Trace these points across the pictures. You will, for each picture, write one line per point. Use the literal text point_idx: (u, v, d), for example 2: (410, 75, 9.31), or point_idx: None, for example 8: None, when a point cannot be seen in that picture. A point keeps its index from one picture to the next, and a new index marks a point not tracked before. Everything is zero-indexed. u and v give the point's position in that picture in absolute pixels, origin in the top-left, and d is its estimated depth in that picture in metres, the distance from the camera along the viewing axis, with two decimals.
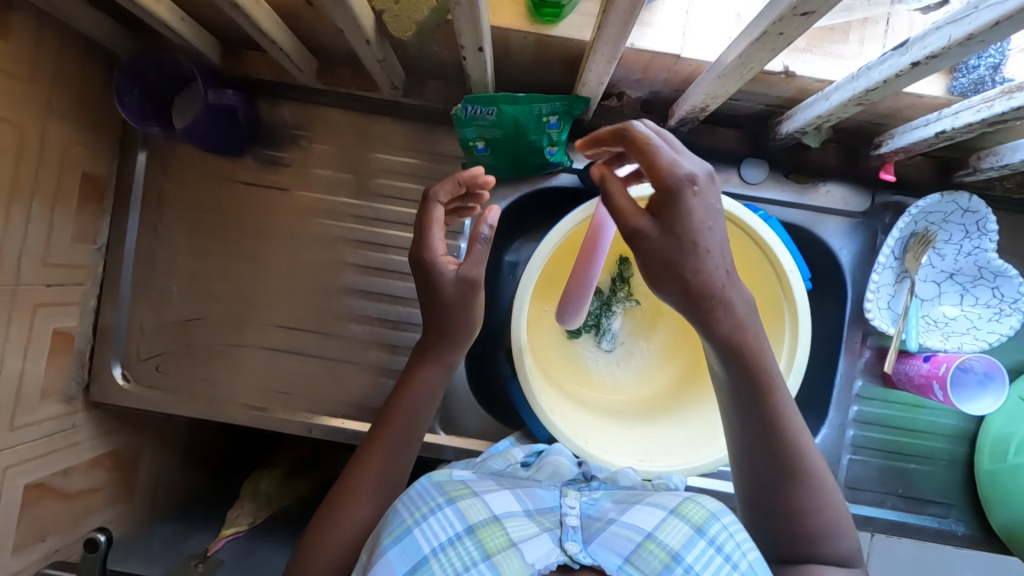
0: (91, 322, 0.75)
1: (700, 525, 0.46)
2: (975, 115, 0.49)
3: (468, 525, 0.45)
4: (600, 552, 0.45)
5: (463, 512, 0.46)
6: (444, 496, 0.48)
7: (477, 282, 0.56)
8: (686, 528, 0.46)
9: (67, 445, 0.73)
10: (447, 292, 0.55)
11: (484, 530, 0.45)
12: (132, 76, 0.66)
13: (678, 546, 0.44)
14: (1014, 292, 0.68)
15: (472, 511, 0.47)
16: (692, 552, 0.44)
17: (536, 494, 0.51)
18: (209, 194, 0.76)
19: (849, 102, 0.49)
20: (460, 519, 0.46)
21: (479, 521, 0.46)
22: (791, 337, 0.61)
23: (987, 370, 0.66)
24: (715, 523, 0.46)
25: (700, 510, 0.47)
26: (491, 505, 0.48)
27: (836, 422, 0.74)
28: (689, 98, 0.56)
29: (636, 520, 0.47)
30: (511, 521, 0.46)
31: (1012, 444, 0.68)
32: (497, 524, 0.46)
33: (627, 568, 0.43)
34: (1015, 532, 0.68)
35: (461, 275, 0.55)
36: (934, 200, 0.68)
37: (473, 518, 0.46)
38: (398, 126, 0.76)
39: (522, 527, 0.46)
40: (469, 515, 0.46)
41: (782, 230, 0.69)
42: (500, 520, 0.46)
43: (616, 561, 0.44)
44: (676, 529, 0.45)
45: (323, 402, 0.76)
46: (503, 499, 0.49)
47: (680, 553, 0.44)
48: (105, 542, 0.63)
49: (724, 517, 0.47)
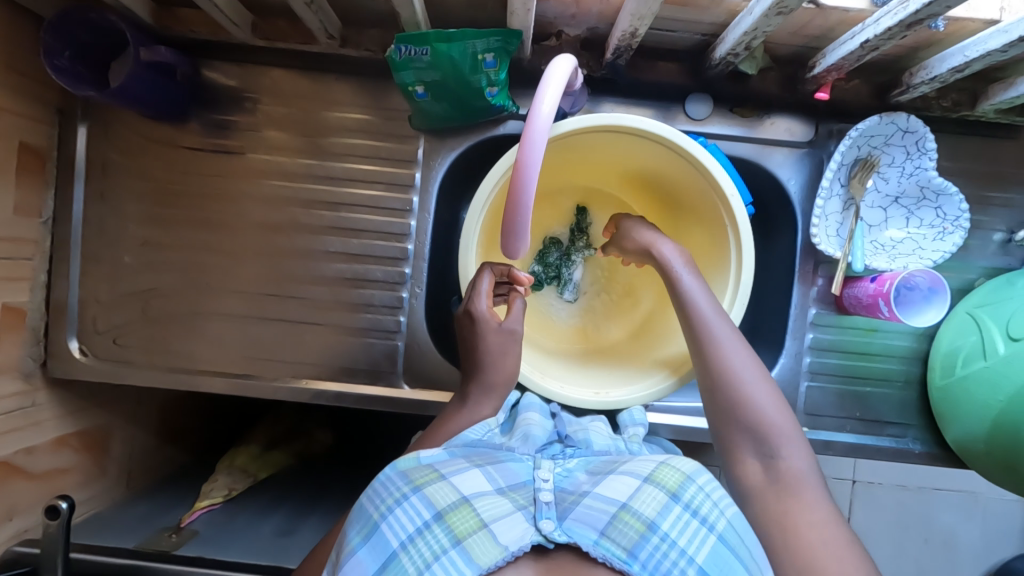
0: (44, 298, 0.74)
1: (676, 491, 0.48)
2: (893, 18, 0.50)
3: (437, 511, 0.46)
4: (576, 527, 0.45)
5: (430, 498, 0.47)
6: (410, 485, 0.48)
7: (516, 334, 0.64)
8: (662, 495, 0.47)
9: (31, 422, 0.72)
10: (491, 338, 0.63)
11: (453, 514, 0.45)
12: (61, 36, 0.64)
13: (654, 515, 0.46)
14: (955, 210, 0.70)
15: (440, 495, 0.47)
16: (667, 519, 0.46)
17: (508, 470, 0.51)
18: (155, 161, 0.76)
19: (769, 12, 0.50)
20: (428, 506, 0.46)
21: (447, 505, 0.46)
22: (736, 262, 0.64)
23: (931, 285, 0.67)
24: (691, 487, 0.49)
25: (675, 474, 0.49)
26: (460, 487, 0.48)
27: (792, 351, 0.76)
28: (619, 24, 0.57)
29: (610, 492, 0.48)
30: (481, 501, 0.46)
31: (960, 357, 0.69)
32: (467, 507, 0.46)
33: (603, 542, 0.44)
34: (967, 446, 0.70)
35: (506, 326, 0.63)
36: (873, 122, 0.69)
37: (441, 504, 0.46)
38: (341, 81, 0.75)
39: (493, 507, 0.46)
40: (437, 501, 0.47)
41: (726, 161, 0.70)
42: (470, 502, 0.46)
43: (593, 536, 0.44)
44: (652, 498, 0.47)
45: (285, 364, 0.76)
46: (474, 480, 0.49)
47: (656, 521, 0.45)
48: (67, 508, 0.62)
49: (699, 479, 0.50)
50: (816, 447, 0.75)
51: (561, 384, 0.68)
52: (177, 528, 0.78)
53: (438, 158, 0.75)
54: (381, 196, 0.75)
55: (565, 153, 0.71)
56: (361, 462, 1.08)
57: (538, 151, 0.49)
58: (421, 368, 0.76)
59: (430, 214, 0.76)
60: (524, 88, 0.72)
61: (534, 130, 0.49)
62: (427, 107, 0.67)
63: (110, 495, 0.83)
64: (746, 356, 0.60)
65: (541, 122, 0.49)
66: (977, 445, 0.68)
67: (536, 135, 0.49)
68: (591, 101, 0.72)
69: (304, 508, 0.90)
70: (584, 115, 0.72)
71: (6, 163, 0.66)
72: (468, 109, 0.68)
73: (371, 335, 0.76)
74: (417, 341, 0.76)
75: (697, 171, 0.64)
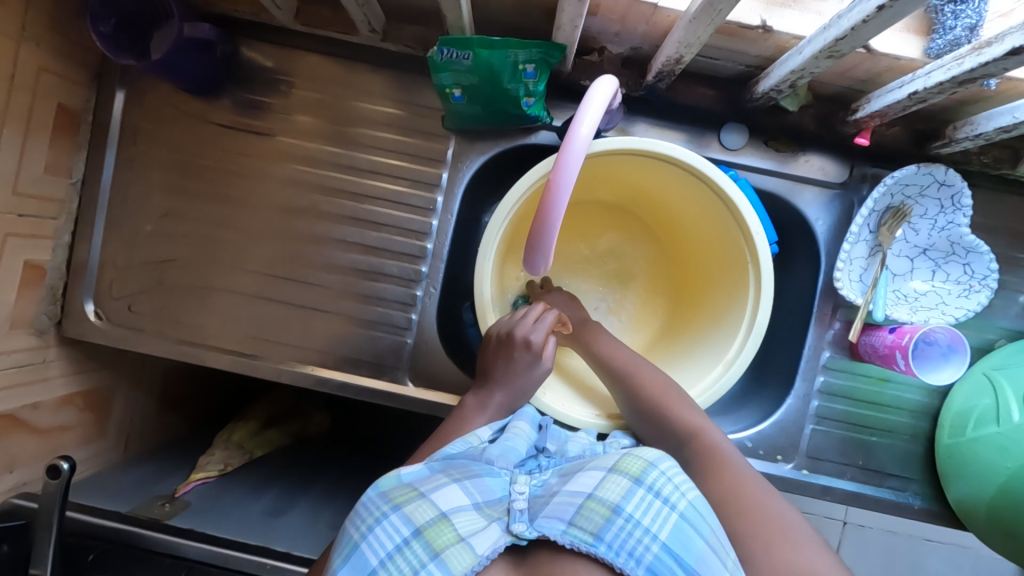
0: (65, 258, 0.75)
1: (638, 476, 0.50)
2: (946, 73, 0.49)
3: (416, 527, 0.48)
4: (546, 522, 0.47)
5: (409, 515, 0.49)
6: (389, 504, 0.51)
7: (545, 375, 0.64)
8: (625, 482, 0.50)
9: (40, 378, 0.73)
10: (530, 372, 0.63)
11: (432, 530, 0.48)
12: (106, 4, 0.64)
13: (617, 499, 0.48)
14: (984, 269, 0.69)
15: (419, 513, 0.49)
16: (631, 502, 0.48)
17: (485, 485, 0.53)
18: (186, 134, 0.76)
19: (820, 54, 0.49)
20: (407, 523, 0.49)
21: (426, 522, 0.49)
22: (754, 300, 0.64)
23: (951, 342, 0.66)
24: (653, 471, 0.50)
25: (638, 462, 0.51)
26: (438, 503, 0.50)
27: (800, 392, 0.75)
28: (665, 49, 0.56)
29: (578, 486, 0.51)
30: (459, 516, 0.49)
31: (972, 418, 0.68)
32: (445, 521, 0.48)
33: (571, 531, 0.46)
34: (968, 508, 0.69)
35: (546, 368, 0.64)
36: (910, 171, 0.68)
37: (419, 521, 0.49)
38: (378, 73, 0.75)
39: (470, 521, 0.49)
40: (416, 518, 0.49)
41: (753, 194, 0.69)
42: (448, 517, 0.49)
43: (561, 526, 0.47)
44: (615, 485, 0.50)
45: (293, 348, 0.76)
46: (452, 494, 0.51)
47: (619, 505, 0.48)
48: (68, 469, 0.63)
49: (663, 464, 0.51)
50: (814, 490, 0.73)
51: (560, 403, 0.69)
52: (171, 497, 0.79)
53: (465, 160, 0.75)
54: (405, 192, 0.75)
55: (595, 172, 0.70)
56: (352, 449, 1.08)
57: (572, 171, 0.49)
58: (426, 367, 0.76)
59: (452, 216, 0.76)
60: (559, 100, 0.72)
61: (571, 150, 0.49)
62: (462, 110, 0.67)
63: (107, 458, 0.84)
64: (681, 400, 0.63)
65: (580, 140, 0.49)
66: (979, 509, 0.67)
67: (574, 154, 0.49)
68: (625, 120, 0.72)
69: (295, 488, 0.90)
70: (617, 132, 0.71)
71: (42, 121, 0.66)
72: (502, 116, 0.68)
73: (380, 329, 0.76)
74: (425, 340, 0.76)
75: (725, 208, 0.64)
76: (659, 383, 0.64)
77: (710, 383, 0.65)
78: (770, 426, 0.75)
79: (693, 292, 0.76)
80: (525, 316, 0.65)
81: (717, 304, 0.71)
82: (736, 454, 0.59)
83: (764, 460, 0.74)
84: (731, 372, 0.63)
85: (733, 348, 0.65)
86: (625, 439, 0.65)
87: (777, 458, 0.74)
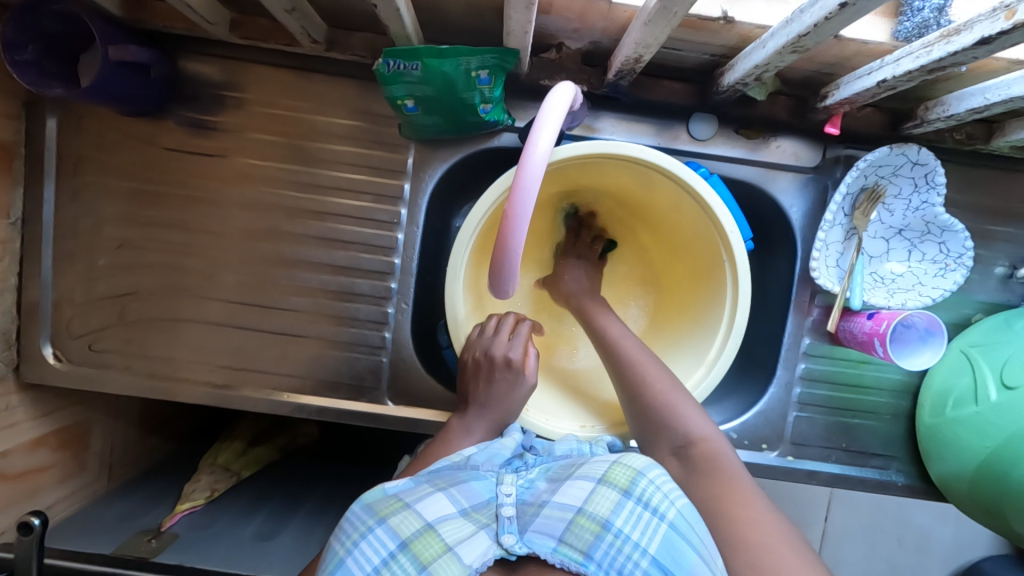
0: (16, 301, 0.70)
1: (627, 487, 0.49)
2: (914, 62, 0.47)
3: (401, 541, 0.47)
4: (535, 538, 0.46)
5: (395, 528, 0.48)
6: (374, 517, 0.49)
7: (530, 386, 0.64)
8: (614, 494, 0.48)
9: (3, 426, 0.68)
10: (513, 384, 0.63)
11: (418, 542, 0.46)
12: (22, 28, 0.58)
13: (607, 514, 0.47)
14: (959, 247, 0.68)
15: (404, 525, 0.48)
16: (621, 517, 0.46)
17: (470, 490, 0.52)
18: (130, 159, 0.71)
19: (784, 49, 0.47)
20: (393, 536, 0.47)
21: (412, 534, 0.47)
22: (732, 301, 0.63)
23: (928, 326, 0.66)
24: (642, 480, 0.49)
25: (627, 471, 0.50)
26: (424, 513, 0.49)
27: (783, 380, 0.75)
28: (623, 48, 0.54)
29: (567, 498, 0.49)
30: (445, 525, 0.48)
31: (951, 397, 0.68)
32: (431, 532, 0.47)
33: (561, 549, 0.45)
34: (949, 483, 0.70)
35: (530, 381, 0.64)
36: (883, 153, 0.66)
37: (405, 533, 0.47)
38: (329, 84, 0.71)
39: (457, 529, 0.47)
40: (402, 530, 0.48)
41: (724, 189, 0.68)
42: (434, 527, 0.47)
43: (551, 544, 0.45)
44: (604, 498, 0.48)
45: (267, 375, 0.73)
46: (437, 504, 0.50)
47: (609, 520, 0.46)
48: (40, 524, 0.58)
49: (651, 473, 0.50)
50: (800, 476, 0.74)
51: (545, 416, 0.67)
52: (157, 531, 0.72)
53: (428, 169, 0.72)
54: (368, 207, 0.72)
55: (565, 173, 0.67)
56: (343, 457, 1.04)
57: (531, 189, 0.46)
58: (407, 385, 0.74)
59: (419, 227, 0.73)
60: (520, 100, 0.69)
61: (529, 165, 0.46)
62: (418, 120, 0.64)
63: (91, 495, 0.78)
64: (691, 408, 0.60)
65: (536, 162, 0.46)
66: (961, 486, 0.68)
67: (530, 178, 0.46)
68: (591, 116, 0.69)
69: (285, 508, 0.83)
70: (583, 130, 0.69)
71: None
72: (461, 125, 0.66)
73: (354, 349, 0.73)
74: (403, 357, 0.74)
75: (702, 213, 0.63)
76: (667, 389, 0.60)
77: (693, 387, 0.64)
78: (754, 416, 0.75)
79: (672, 291, 0.75)
80: (501, 333, 0.65)
81: (697, 305, 0.69)
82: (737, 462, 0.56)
83: (750, 450, 0.74)
84: (713, 374, 0.63)
85: (713, 349, 0.64)
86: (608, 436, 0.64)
87: (762, 447, 0.74)
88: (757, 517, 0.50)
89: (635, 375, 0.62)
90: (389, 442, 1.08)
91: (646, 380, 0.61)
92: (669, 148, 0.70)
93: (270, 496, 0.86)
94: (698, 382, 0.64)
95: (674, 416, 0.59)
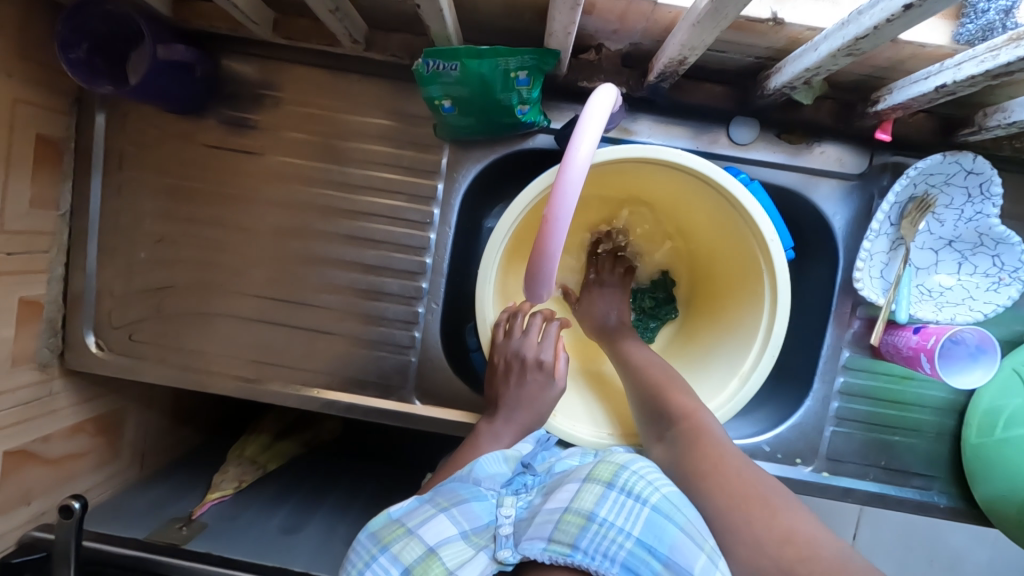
0: (61, 290, 0.72)
1: (610, 480, 0.48)
2: (978, 66, 0.44)
3: (404, 567, 0.48)
4: (527, 545, 0.46)
5: (398, 555, 0.49)
6: (379, 545, 0.50)
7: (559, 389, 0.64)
8: (598, 488, 0.48)
9: (47, 412, 0.70)
10: (543, 387, 0.63)
11: (421, 568, 0.47)
12: (76, 29, 0.60)
13: (592, 506, 0.46)
14: (1015, 261, 0.65)
15: (407, 551, 0.49)
16: (605, 506, 0.46)
17: (471, 510, 0.51)
18: (172, 155, 0.72)
19: (838, 52, 0.45)
20: (396, 563, 0.49)
21: (414, 560, 0.48)
22: (770, 312, 0.61)
23: (979, 343, 0.63)
24: (625, 472, 0.49)
25: (609, 467, 0.50)
26: (425, 538, 0.49)
27: (819, 394, 0.72)
28: (667, 50, 0.53)
29: (555, 502, 0.49)
30: (446, 549, 0.48)
31: (1002, 418, 0.65)
32: (432, 557, 0.48)
33: (550, 547, 0.45)
34: (994, 508, 0.66)
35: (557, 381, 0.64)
36: (935, 161, 0.63)
37: (408, 559, 0.48)
38: (366, 84, 0.72)
39: (457, 553, 0.48)
40: (404, 557, 0.49)
41: (765, 196, 0.66)
42: (435, 552, 0.48)
43: (541, 545, 0.45)
44: (589, 493, 0.48)
45: (297, 370, 0.74)
46: (438, 526, 0.50)
47: (593, 511, 0.46)
48: (80, 508, 0.59)
49: (635, 465, 0.50)
50: (834, 493, 0.71)
51: (571, 422, 0.67)
52: (187, 519, 0.73)
53: (461, 169, 0.72)
54: (401, 206, 0.72)
55: (602, 175, 0.66)
56: (366, 453, 1.05)
57: (571, 200, 0.46)
58: (435, 385, 0.74)
59: (450, 228, 0.73)
60: (556, 101, 0.68)
61: (571, 168, 0.45)
62: (454, 121, 0.64)
63: (125, 481, 0.80)
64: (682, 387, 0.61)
65: (579, 165, 0.45)
66: (1008, 510, 0.65)
67: (574, 179, 0.45)
68: (627, 118, 0.68)
69: (310, 503, 0.84)
70: (619, 133, 0.68)
71: (22, 155, 0.63)
72: (497, 126, 0.66)
73: (383, 348, 0.74)
74: (431, 358, 0.74)
75: (741, 219, 0.61)
76: (660, 372, 0.63)
77: (727, 399, 0.62)
78: (788, 429, 0.72)
79: (705, 299, 0.74)
80: (529, 334, 0.64)
81: (732, 314, 0.68)
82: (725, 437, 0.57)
83: (782, 464, 0.72)
84: (748, 386, 0.61)
85: (748, 360, 0.62)
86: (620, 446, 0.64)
87: (796, 461, 0.72)
88: (748, 494, 0.51)
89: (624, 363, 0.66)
90: (411, 440, 1.09)
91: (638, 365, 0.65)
92: (707, 152, 0.68)
93: (296, 490, 0.87)
94: (733, 393, 0.62)
95: (663, 395, 0.60)
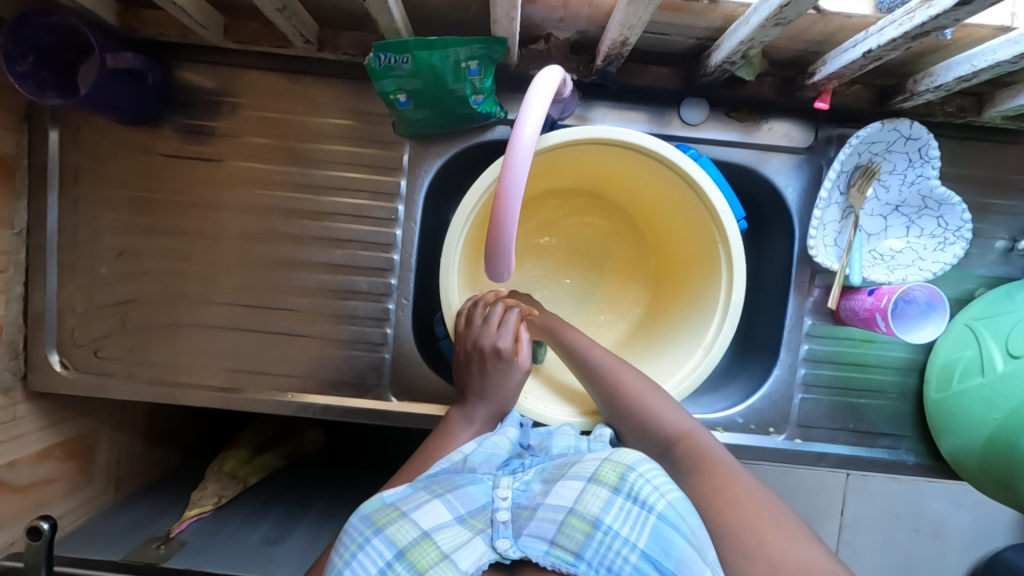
0: (20, 311, 0.71)
1: (617, 484, 0.49)
2: (898, 29, 0.47)
3: (398, 550, 0.48)
4: (529, 542, 0.48)
5: (392, 537, 0.48)
6: (371, 527, 0.49)
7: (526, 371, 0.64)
8: (604, 492, 0.49)
9: (11, 437, 0.68)
10: (513, 370, 0.63)
11: (415, 551, 0.47)
12: (21, 42, 0.60)
13: (597, 512, 0.48)
14: (957, 220, 0.68)
15: (401, 533, 0.49)
16: (611, 514, 0.48)
17: (468, 494, 0.52)
18: (131, 167, 0.72)
19: (766, 23, 0.47)
20: (390, 545, 0.48)
21: (408, 542, 0.48)
22: (727, 282, 0.63)
23: (929, 299, 0.66)
24: (631, 475, 0.49)
25: (616, 468, 0.50)
26: (420, 522, 0.49)
27: (786, 363, 0.74)
28: (609, 32, 0.55)
29: (558, 499, 0.50)
30: (441, 533, 0.49)
31: (957, 370, 0.67)
32: (428, 541, 0.48)
33: (553, 551, 0.47)
34: (960, 458, 0.69)
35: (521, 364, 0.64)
36: (875, 129, 0.66)
37: (402, 542, 0.48)
38: (323, 85, 0.72)
39: (454, 536, 0.49)
40: (399, 539, 0.48)
41: (716, 171, 0.68)
42: (430, 536, 0.48)
43: (543, 547, 0.47)
44: (595, 497, 0.49)
45: (270, 376, 0.73)
46: (433, 511, 0.50)
47: (599, 518, 0.47)
48: (50, 529, 0.57)
49: (641, 467, 0.50)
50: (808, 459, 0.73)
51: (543, 404, 0.68)
52: (165, 538, 0.72)
53: (423, 164, 0.73)
54: (366, 205, 0.73)
55: (554, 162, 0.68)
56: (349, 462, 1.03)
57: (521, 175, 0.47)
58: (411, 380, 0.74)
59: (416, 223, 0.73)
60: (511, 93, 0.70)
61: (516, 151, 0.46)
62: (411, 115, 0.65)
63: (99, 505, 0.78)
64: (667, 404, 0.59)
65: (526, 141, 0.46)
66: (970, 459, 0.67)
67: (520, 157, 0.46)
68: (582, 106, 0.70)
69: (293, 513, 0.83)
70: (575, 120, 0.70)
71: None
72: (453, 117, 0.67)
73: (356, 347, 0.74)
74: (404, 352, 0.74)
75: (696, 198, 0.63)
76: (639, 386, 0.61)
77: (692, 369, 0.64)
78: (759, 400, 0.74)
79: (669, 277, 0.75)
80: (488, 323, 0.63)
81: (692, 289, 0.70)
82: (721, 445, 0.57)
83: (756, 434, 0.73)
84: (712, 355, 0.63)
85: (711, 331, 0.64)
86: (608, 430, 0.62)
87: (769, 430, 0.74)
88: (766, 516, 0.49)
89: (608, 382, 0.62)
90: (393, 446, 1.07)
91: (616, 383, 0.61)
92: (662, 133, 0.70)
93: (277, 502, 0.86)
94: (696, 367, 0.63)
95: (651, 414, 0.59)
